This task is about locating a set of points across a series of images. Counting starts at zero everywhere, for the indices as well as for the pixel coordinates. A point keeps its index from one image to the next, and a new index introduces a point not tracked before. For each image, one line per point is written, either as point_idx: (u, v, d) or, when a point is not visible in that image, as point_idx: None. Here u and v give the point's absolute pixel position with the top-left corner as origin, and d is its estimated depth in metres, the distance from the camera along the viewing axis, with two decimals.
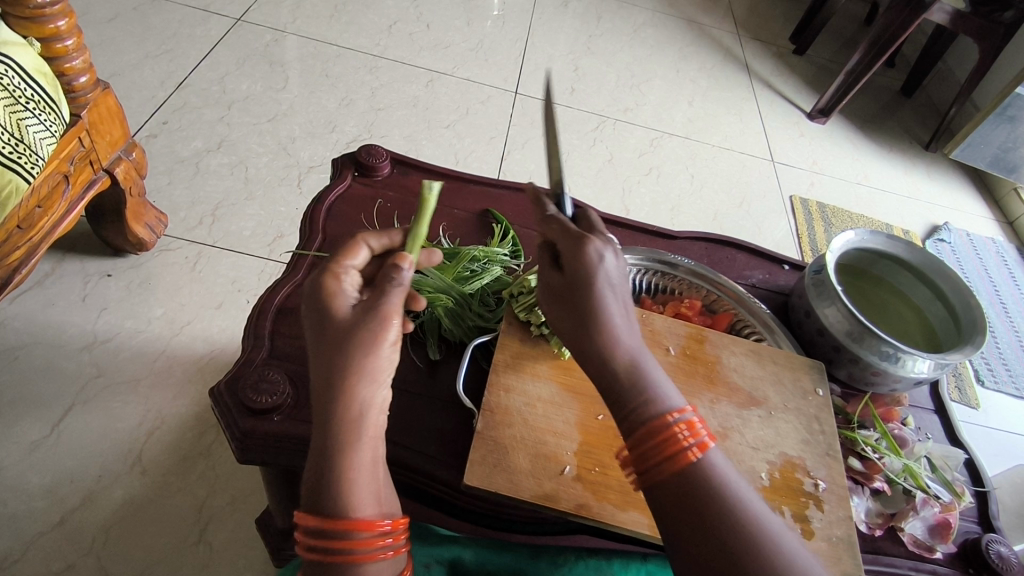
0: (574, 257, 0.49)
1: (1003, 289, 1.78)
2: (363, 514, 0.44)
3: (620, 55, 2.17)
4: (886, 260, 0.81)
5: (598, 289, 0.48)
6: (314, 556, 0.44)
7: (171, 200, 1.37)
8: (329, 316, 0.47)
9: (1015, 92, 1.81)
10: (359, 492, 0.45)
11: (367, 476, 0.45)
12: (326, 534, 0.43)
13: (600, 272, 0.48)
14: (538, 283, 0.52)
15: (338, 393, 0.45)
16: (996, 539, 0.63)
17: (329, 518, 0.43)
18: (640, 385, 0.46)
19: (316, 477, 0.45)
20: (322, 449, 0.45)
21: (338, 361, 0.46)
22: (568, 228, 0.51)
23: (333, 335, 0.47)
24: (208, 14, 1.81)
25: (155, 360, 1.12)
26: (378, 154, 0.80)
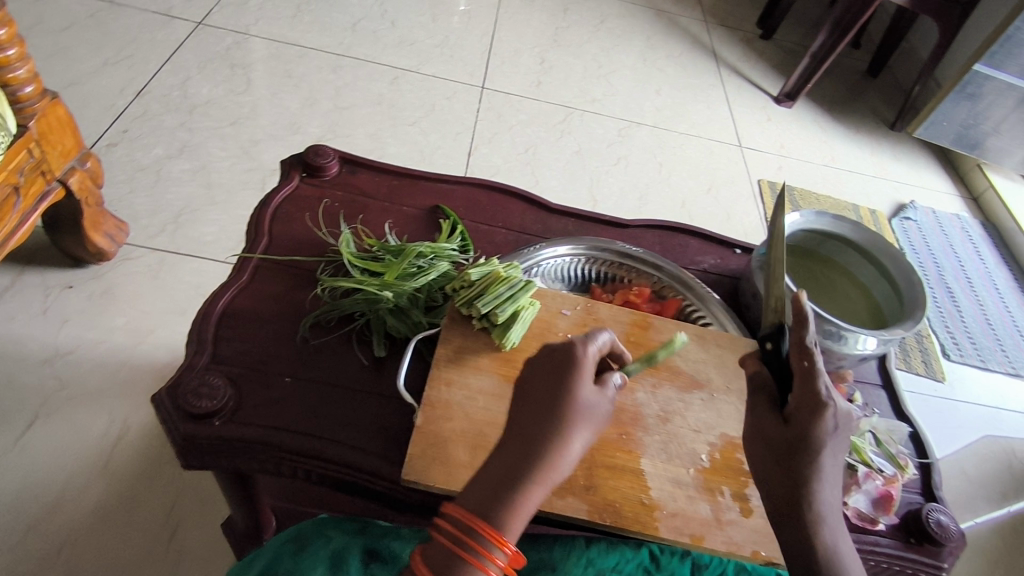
0: (814, 422, 0.47)
1: (968, 264, 1.81)
2: (504, 534, 0.43)
3: (587, 46, 2.18)
4: (835, 240, 0.81)
5: (822, 463, 0.47)
6: (439, 543, 0.43)
7: (132, 208, 1.35)
8: (573, 387, 0.48)
9: (973, 69, 1.83)
10: (514, 518, 0.44)
11: (528, 515, 0.44)
12: (466, 531, 0.43)
13: (829, 447, 0.47)
14: (753, 418, 0.50)
15: (548, 444, 0.45)
16: (937, 508, 0.66)
17: (481, 522, 0.43)
18: (835, 562, 0.46)
19: (484, 490, 0.44)
20: (503, 478, 0.45)
21: (565, 428, 0.46)
22: (817, 377, 0.48)
23: (572, 408, 0.47)
24: (168, 19, 1.79)
25: (119, 370, 1.11)
26: (326, 154, 0.80)
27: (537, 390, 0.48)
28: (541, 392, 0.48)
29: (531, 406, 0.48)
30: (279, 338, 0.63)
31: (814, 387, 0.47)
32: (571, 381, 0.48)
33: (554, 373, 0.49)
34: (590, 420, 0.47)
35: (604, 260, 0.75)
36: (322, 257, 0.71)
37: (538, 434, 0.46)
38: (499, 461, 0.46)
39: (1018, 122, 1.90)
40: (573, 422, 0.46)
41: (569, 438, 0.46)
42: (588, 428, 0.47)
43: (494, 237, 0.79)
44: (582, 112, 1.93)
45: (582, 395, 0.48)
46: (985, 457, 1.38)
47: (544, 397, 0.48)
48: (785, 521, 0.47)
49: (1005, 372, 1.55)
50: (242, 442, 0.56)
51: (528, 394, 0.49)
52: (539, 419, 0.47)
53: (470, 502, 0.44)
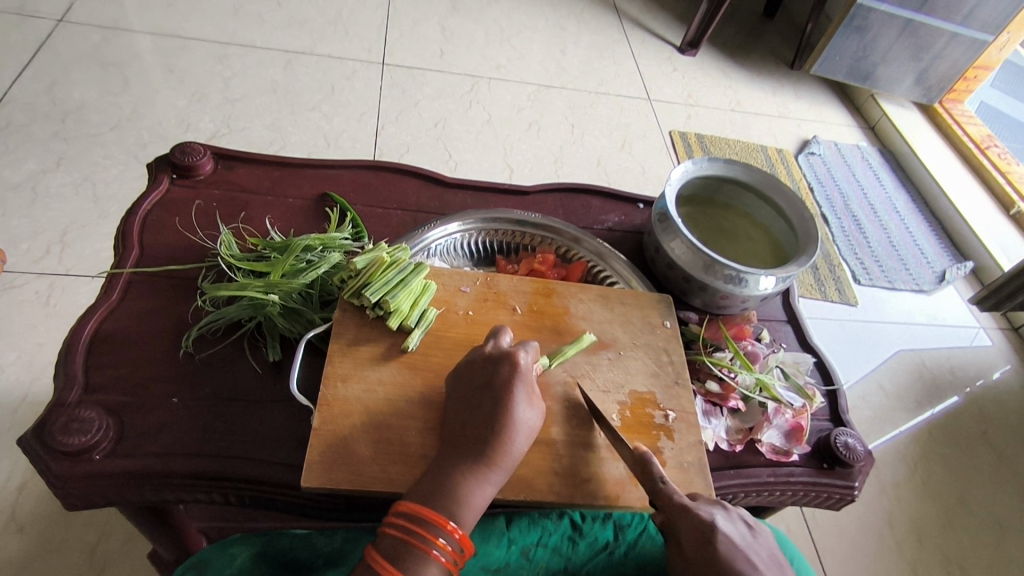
0: (695, 535, 0.49)
1: (870, 191, 1.89)
2: (449, 523, 0.46)
3: (488, 11, 2.12)
4: (730, 183, 0.82)
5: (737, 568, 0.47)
6: (389, 536, 0.45)
7: (8, 231, 1.23)
8: (510, 393, 0.51)
9: (857, 4, 1.89)
10: (459, 508, 0.47)
11: (473, 504, 0.48)
12: (414, 520, 0.46)
13: (729, 547, 0.48)
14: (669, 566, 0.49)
15: (486, 441, 0.49)
16: (845, 431, 0.68)
17: (423, 513, 0.46)
18: None
19: (426, 486, 0.48)
20: (445, 478, 0.48)
21: (502, 427, 0.49)
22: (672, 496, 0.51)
23: (506, 413, 0.50)
24: (21, 18, 1.62)
25: (16, 409, 1.03)
26: (195, 151, 0.74)
27: (472, 398, 0.52)
28: (478, 397, 0.51)
29: (464, 412, 0.51)
30: (159, 357, 0.59)
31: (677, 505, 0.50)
32: (507, 387, 0.51)
33: (487, 380, 0.52)
34: (527, 422, 0.51)
35: (502, 230, 0.73)
36: (202, 263, 0.66)
37: (474, 435, 0.49)
38: (439, 464, 0.49)
39: (902, 50, 1.99)
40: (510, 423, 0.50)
41: (509, 438, 0.49)
42: (527, 432, 0.50)
43: (390, 219, 0.76)
44: (489, 79, 1.89)
45: (518, 401, 0.51)
46: (899, 371, 1.47)
47: (478, 402, 0.51)
48: None
49: (911, 289, 1.65)
50: (128, 474, 0.52)
51: (462, 404, 0.52)
52: (477, 422, 0.50)
53: (418, 497, 0.47)
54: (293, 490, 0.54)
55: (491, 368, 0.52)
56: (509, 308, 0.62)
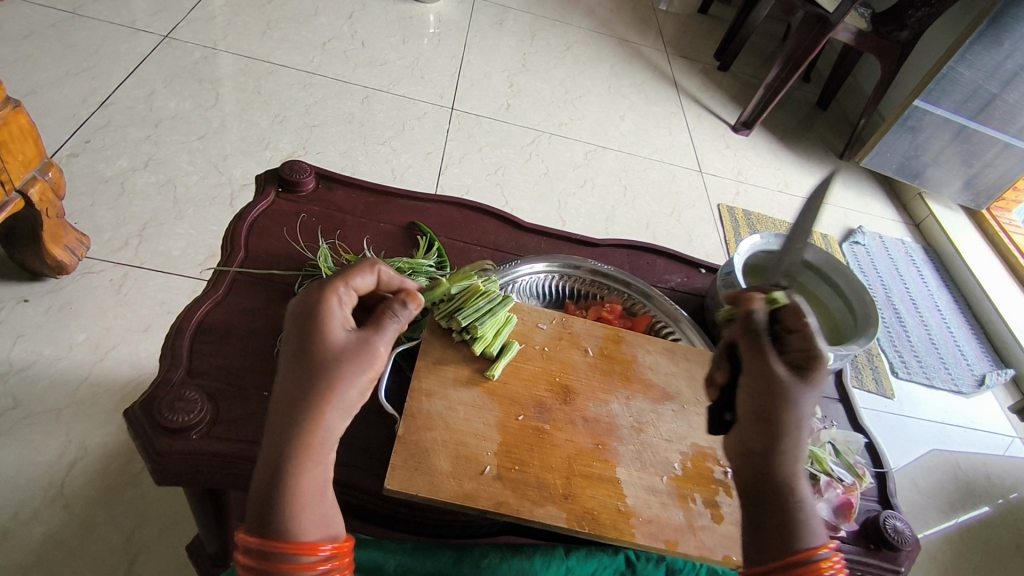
0: (807, 365, 0.53)
1: (913, 287, 1.91)
2: (308, 540, 0.45)
3: (555, 71, 2.23)
4: (793, 261, 0.86)
5: (797, 405, 0.52)
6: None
7: (93, 221, 1.31)
8: (327, 368, 0.48)
9: (913, 105, 1.98)
10: (309, 520, 0.45)
11: (321, 506, 0.46)
12: (265, 555, 0.44)
13: (807, 391, 0.52)
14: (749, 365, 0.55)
15: (310, 434, 0.46)
16: (893, 514, 0.69)
17: (271, 540, 0.44)
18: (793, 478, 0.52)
19: (262, 503, 0.45)
20: (284, 494, 0.45)
21: (320, 415, 0.47)
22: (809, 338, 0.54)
23: (321, 370, 0.47)
24: (133, 31, 1.76)
25: (78, 388, 1.07)
26: (302, 169, 0.80)
27: (292, 374, 0.48)
28: (291, 380, 0.48)
29: (282, 399, 0.47)
30: (255, 351, 0.63)
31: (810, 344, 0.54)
32: (317, 362, 0.48)
33: (299, 354, 0.49)
34: (351, 381, 0.48)
35: (575, 277, 0.78)
36: (300, 271, 0.71)
37: (294, 433, 0.46)
38: (269, 474, 0.46)
39: (953, 155, 2.05)
40: (331, 404, 0.47)
41: (335, 399, 0.47)
42: (354, 369, 0.48)
43: (470, 253, 0.81)
44: (550, 135, 1.98)
45: (329, 347, 0.49)
46: (933, 470, 1.45)
47: (295, 388, 0.47)
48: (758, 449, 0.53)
49: (949, 389, 1.64)
50: (219, 456, 0.55)
51: (285, 374, 0.48)
52: (291, 393, 0.47)
53: (260, 517, 0.45)
54: (365, 495, 0.56)
55: (301, 327, 0.50)
56: (582, 349, 0.66)
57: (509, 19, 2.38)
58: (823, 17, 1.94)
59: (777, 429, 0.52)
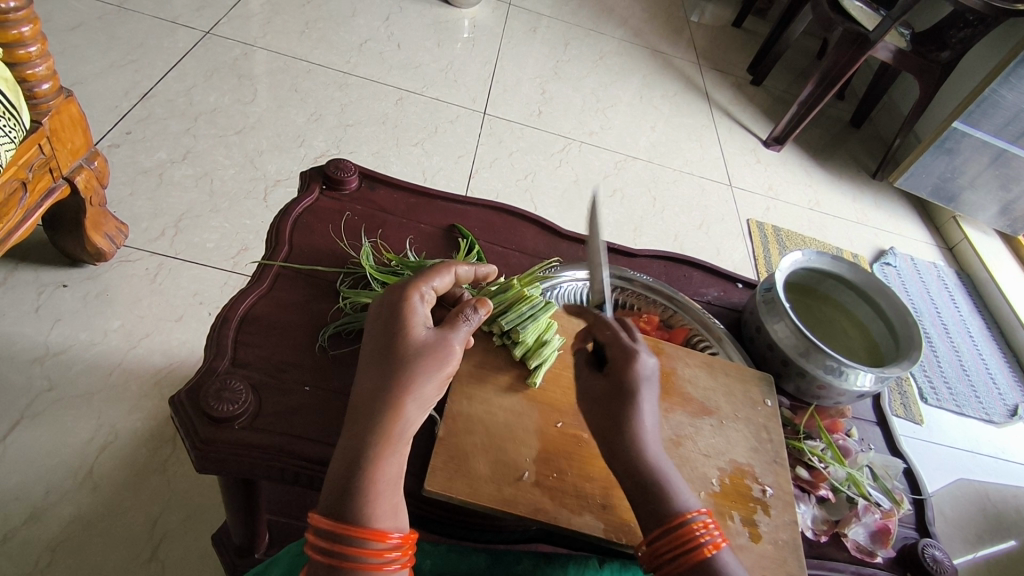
0: (622, 363, 0.53)
1: (944, 311, 1.87)
2: (379, 527, 0.45)
3: (587, 80, 2.24)
4: (834, 279, 0.85)
5: (638, 401, 0.51)
6: (316, 559, 0.44)
7: (132, 210, 1.33)
8: (410, 359, 0.50)
9: (952, 127, 1.95)
10: (382, 506, 0.46)
11: (393, 494, 0.47)
12: (338, 537, 0.44)
13: (643, 383, 0.52)
14: (580, 389, 0.55)
15: (390, 420, 0.48)
16: (932, 543, 0.67)
17: (343, 523, 0.44)
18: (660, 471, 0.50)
19: (338, 485, 0.46)
20: (360, 477, 0.46)
21: (401, 403, 0.48)
22: (620, 339, 0.55)
23: (403, 360, 0.50)
24: (177, 26, 1.80)
25: (111, 373, 1.09)
26: (347, 168, 0.81)
27: (375, 364, 0.50)
28: (374, 369, 0.50)
29: (365, 387, 0.49)
30: (298, 346, 0.64)
31: (619, 342, 0.54)
32: (401, 355, 0.50)
33: (384, 345, 0.51)
34: (430, 378, 0.50)
35: (613, 285, 0.78)
36: (342, 268, 0.72)
37: (376, 420, 0.48)
38: (349, 458, 0.47)
39: (991, 179, 2.01)
40: (410, 393, 0.49)
41: (416, 392, 0.49)
42: (435, 363, 0.51)
43: (508, 258, 0.81)
44: (580, 143, 1.98)
45: (412, 340, 0.51)
46: (959, 499, 1.42)
47: (377, 377, 0.49)
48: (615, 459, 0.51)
49: (980, 418, 1.60)
50: (260, 448, 0.56)
51: (368, 364, 0.51)
52: (374, 382, 0.49)
53: (336, 500, 0.45)
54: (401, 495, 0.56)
55: (386, 321, 0.52)
56: None
57: (543, 26, 2.39)
58: (861, 36, 1.91)
59: (617, 428, 0.51)
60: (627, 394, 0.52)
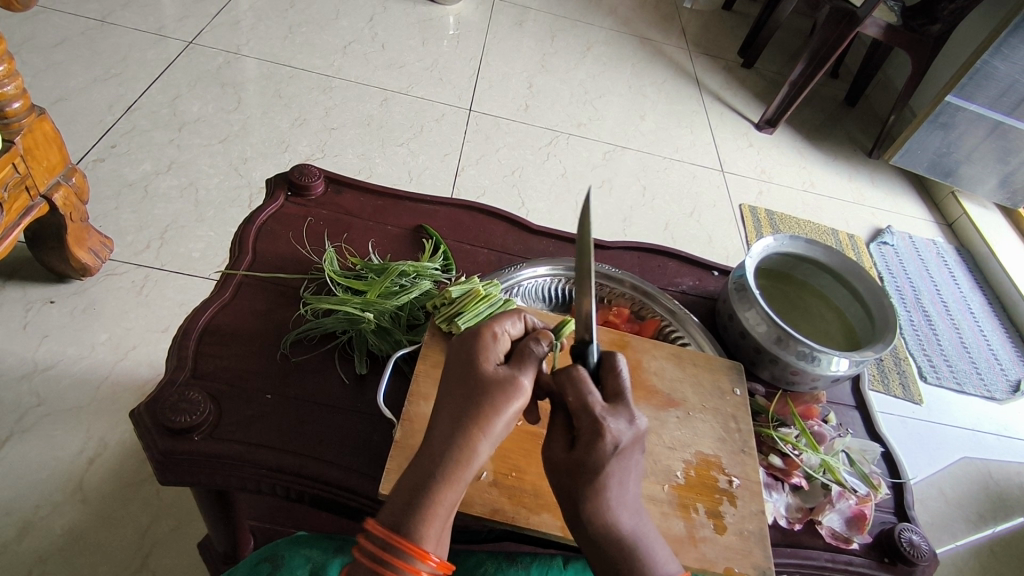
0: (588, 442, 0.45)
1: (944, 288, 1.85)
2: (423, 548, 0.42)
3: (575, 71, 2.22)
4: (808, 263, 0.84)
5: (608, 482, 0.45)
6: (360, 561, 0.42)
7: (117, 223, 1.34)
8: (490, 388, 0.47)
9: (945, 101, 1.92)
10: (434, 528, 0.43)
11: (449, 521, 0.44)
12: (391, 549, 0.42)
13: (614, 464, 0.45)
14: (544, 451, 0.48)
15: (462, 445, 0.45)
16: (909, 527, 0.66)
17: (397, 537, 0.42)
18: (633, 545, 0.46)
19: (401, 502, 0.44)
20: (425, 499, 0.43)
21: (478, 429, 0.45)
22: (590, 406, 0.45)
23: (483, 385, 0.47)
24: (160, 38, 1.80)
25: (100, 386, 1.10)
26: (312, 173, 0.81)
27: (457, 386, 0.48)
28: (457, 391, 0.47)
29: (446, 408, 0.47)
30: (259, 355, 0.64)
31: (587, 413, 0.45)
32: (479, 380, 0.47)
33: (461, 375, 0.48)
34: (505, 414, 0.46)
35: None
36: (306, 274, 0.72)
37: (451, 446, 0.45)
38: (416, 481, 0.44)
39: (988, 152, 1.98)
40: (486, 426, 0.46)
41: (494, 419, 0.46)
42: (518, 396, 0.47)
43: (477, 256, 0.81)
44: (568, 136, 1.96)
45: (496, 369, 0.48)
46: (962, 478, 1.40)
47: (452, 401, 0.47)
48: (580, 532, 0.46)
49: (981, 396, 1.58)
50: (218, 458, 0.56)
51: (450, 384, 0.49)
52: (454, 402, 0.47)
53: (393, 513, 0.43)
54: (361, 498, 0.57)
55: (472, 347, 0.50)
56: None
57: (529, 19, 2.38)
58: (850, 13, 1.88)
59: (581, 509, 0.45)
60: (595, 475, 0.45)
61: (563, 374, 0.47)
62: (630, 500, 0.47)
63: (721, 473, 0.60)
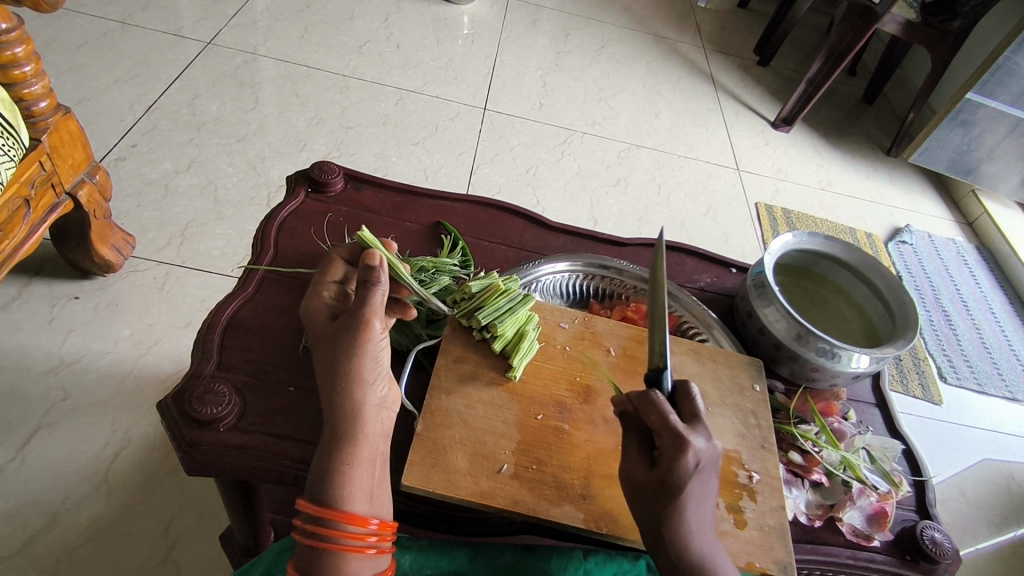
0: (670, 461, 0.47)
1: (964, 288, 1.82)
2: (355, 513, 0.49)
3: (589, 70, 2.22)
4: (828, 260, 0.83)
5: (685, 504, 0.47)
6: (303, 543, 0.48)
7: (139, 221, 1.36)
8: (348, 347, 0.53)
9: (966, 98, 1.90)
10: (357, 491, 0.50)
11: (369, 483, 0.50)
12: (321, 524, 0.47)
13: (692, 482, 0.47)
14: (622, 472, 0.50)
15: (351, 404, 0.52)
16: (931, 525, 0.66)
17: (326, 512, 0.48)
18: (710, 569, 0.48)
19: (319, 476, 0.50)
20: (337, 467, 0.49)
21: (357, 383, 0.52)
22: (670, 425, 0.48)
23: (349, 341, 0.53)
24: (179, 38, 1.83)
25: (123, 380, 1.12)
26: (332, 170, 0.82)
27: (325, 351, 0.54)
28: (328, 357, 0.53)
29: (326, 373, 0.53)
30: (281, 348, 0.65)
31: (670, 431, 0.48)
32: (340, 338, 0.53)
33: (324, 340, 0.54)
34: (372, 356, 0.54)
35: (598, 275, 0.77)
36: None
37: (339, 418, 0.51)
38: (322, 464, 0.50)
39: (1010, 150, 1.95)
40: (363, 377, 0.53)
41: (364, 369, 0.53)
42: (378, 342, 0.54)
43: (495, 253, 0.81)
44: (582, 134, 1.96)
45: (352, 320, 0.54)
46: (983, 480, 1.38)
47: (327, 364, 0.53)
48: (659, 554, 0.48)
49: (1003, 397, 1.55)
50: (245, 448, 0.57)
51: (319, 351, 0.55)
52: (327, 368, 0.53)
53: (317, 493, 0.49)
54: None
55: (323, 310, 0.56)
56: (604, 349, 0.66)
57: (543, 18, 2.38)
58: (867, 8, 1.86)
59: (662, 529, 0.48)
60: (677, 494, 0.47)
61: (642, 396, 0.50)
62: (704, 525, 0.49)
63: (741, 467, 0.60)
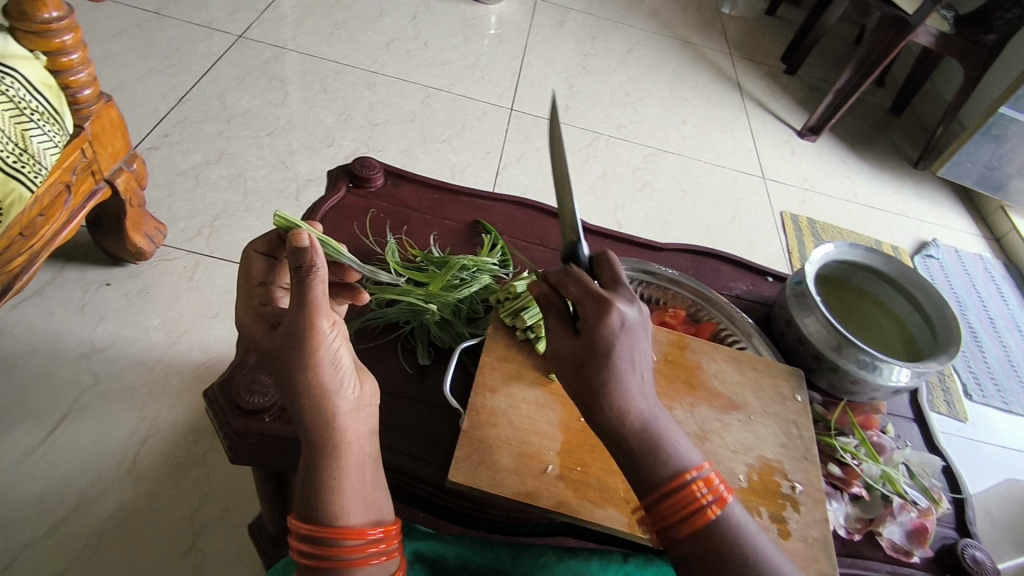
0: (596, 321, 0.49)
1: (991, 305, 1.80)
2: (353, 525, 0.49)
3: (615, 74, 2.21)
4: (867, 271, 0.83)
5: (615, 363, 0.48)
6: (305, 563, 0.49)
7: (170, 211, 1.38)
8: (300, 356, 0.50)
9: (998, 112, 1.88)
10: (348, 506, 0.50)
11: (360, 492, 0.51)
12: (318, 544, 0.48)
13: (620, 340, 0.48)
14: (550, 350, 0.51)
15: (322, 416, 0.50)
16: (972, 543, 0.65)
17: (320, 533, 0.48)
18: (652, 436, 0.47)
19: (304, 496, 0.49)
20: (321, 486, 0.49)
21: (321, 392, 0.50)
22: (590, 291, 0.51)
23: (300, 351, 0.50)
24: (211, 31, 1.84)
25: (153, 367, 1.13)
26: (372, 166, 0.82)
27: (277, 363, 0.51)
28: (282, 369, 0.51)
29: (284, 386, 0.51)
30: None
31: (592, 298, 0.50)
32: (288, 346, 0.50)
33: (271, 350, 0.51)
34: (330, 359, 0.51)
35: (638, 280, 0.77)
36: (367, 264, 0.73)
37: (311, 432, 0.50)
38: (306, 485, 0.49)
39: None
40: (327, 386, 0.51)
41: (322, 376, 0.50)
42: (333, 345, 0.51)
43: (533, 253, 0.81)
44: (608, 138, 1.96)
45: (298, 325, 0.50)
46: (1009, 500, 1.36)
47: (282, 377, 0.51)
48: (592, 421, 0.48)
49: None
50: (287, 439, 0.57)
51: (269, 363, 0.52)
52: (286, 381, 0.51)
53: (308, 514, 0.49)
54: (424, 485, 0.58)
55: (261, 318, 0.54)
56: None
57: (570, 20, 2.38)
58: (901, 19, 1.84)
59: (594, 392, 0.47)
60: (603, 358, 0.48)
61: (563, 274, 0.54)
62: (640, 391, 0.48)
63: (784, 478, 0.60)
